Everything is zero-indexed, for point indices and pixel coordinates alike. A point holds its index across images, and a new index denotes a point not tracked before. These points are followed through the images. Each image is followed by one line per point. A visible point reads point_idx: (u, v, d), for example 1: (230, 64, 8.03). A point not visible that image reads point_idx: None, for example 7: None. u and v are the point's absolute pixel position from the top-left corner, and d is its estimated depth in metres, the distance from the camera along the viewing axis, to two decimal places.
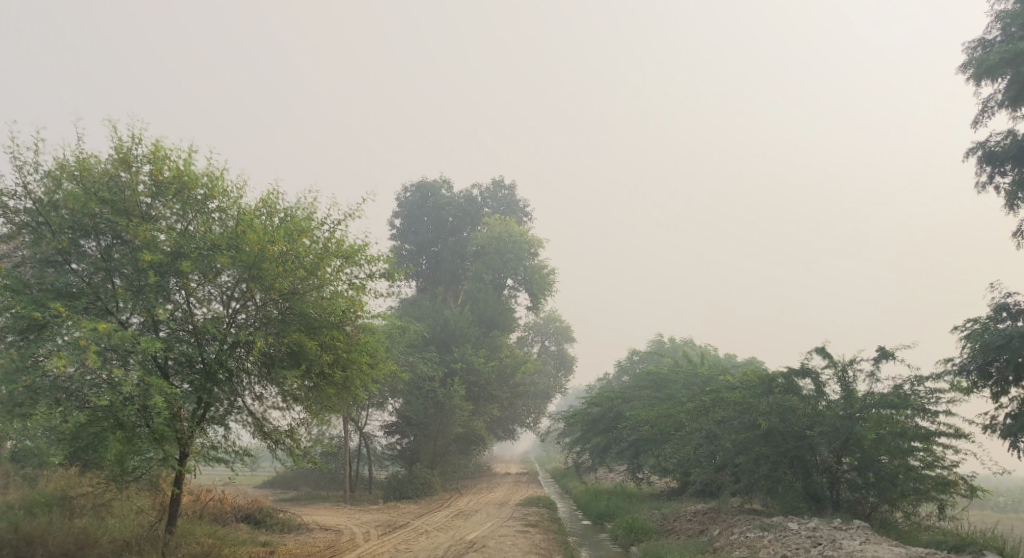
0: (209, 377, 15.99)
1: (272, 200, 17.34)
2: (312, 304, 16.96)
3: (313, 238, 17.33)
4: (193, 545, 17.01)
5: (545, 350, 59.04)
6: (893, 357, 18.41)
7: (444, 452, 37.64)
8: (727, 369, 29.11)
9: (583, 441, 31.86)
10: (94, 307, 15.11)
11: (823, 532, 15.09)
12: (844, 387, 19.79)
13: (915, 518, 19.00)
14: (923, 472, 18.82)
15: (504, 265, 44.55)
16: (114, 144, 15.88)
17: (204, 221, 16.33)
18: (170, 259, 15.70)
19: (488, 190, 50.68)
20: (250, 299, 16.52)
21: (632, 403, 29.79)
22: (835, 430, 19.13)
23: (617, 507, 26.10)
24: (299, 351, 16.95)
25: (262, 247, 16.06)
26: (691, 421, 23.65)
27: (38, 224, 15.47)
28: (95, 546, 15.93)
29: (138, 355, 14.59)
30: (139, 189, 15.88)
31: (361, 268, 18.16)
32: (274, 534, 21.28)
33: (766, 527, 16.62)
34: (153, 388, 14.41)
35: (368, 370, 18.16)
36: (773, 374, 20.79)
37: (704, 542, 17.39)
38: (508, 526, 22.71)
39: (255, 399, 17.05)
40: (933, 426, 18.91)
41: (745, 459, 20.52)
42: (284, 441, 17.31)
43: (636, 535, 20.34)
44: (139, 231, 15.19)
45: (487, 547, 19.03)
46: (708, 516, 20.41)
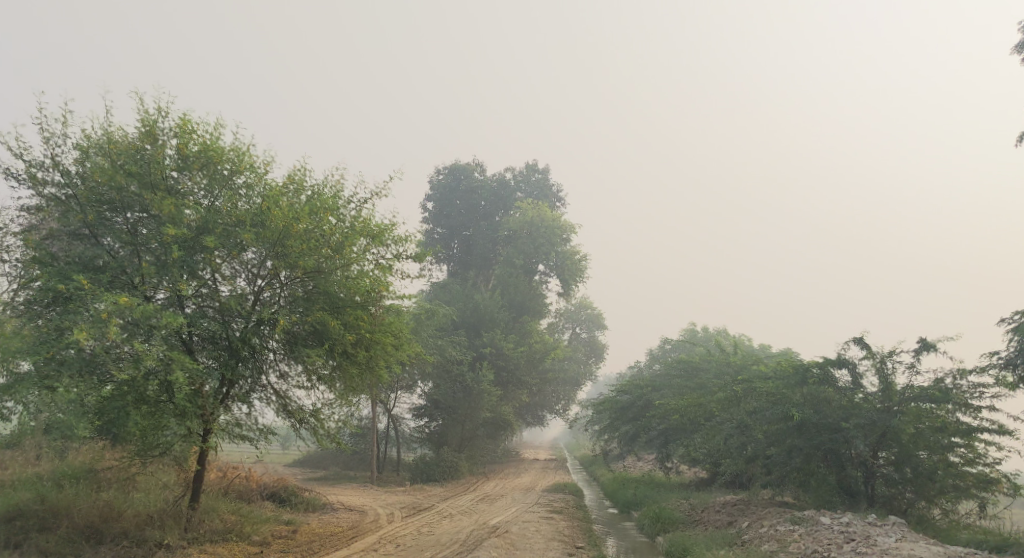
0: (234, 354, 15.96)
1: (300, 177, 17.18)
2: (338, 283, 16.76)
3: (340, 217, 17.14)
4: (215, 521, 17.01)
5: (576, 337, 58.64)
6: (936, 349, 17.68)
7: (472, 436, 37.51)
8: (760, 359, 28.48)
9: (611, 428, 31.48)
10: (119, 281, 15.08)
11: (857, 528, 14.52)
12: (882, 379, 19.12)
13: (954, 515, 18.35)
14: (963, 469, 18.14)
15: (535, 250, 44.15)
16: (141, 117, 15.82)
17: (230, 197, 16.22)
18: (195, 235, 15.56)
19: (522, 174, 50.27)
20: (276, 277, 16.41)
21: (662, 391, 29.30)
22: (872, 423, 18.53)
23: (645, 495, 25.69)
24: (323, 330, 16.81)
25: (286, 225, 15.87)
26: (722, 410, 23.12)
27: (66, 197, 15.51)
28: (119, 520, 15.82)
29: (161, 330, 14.47)
30: (164, 162, 15.81)
31: (388, 248, 17.98)
32: (298, 512, 21.28)
33: (797, 521, 16.10)
34: (175, 363, 14.29)
35: (393, 350, 17.99)
36: (808, 364, 20.19)
37: (732, 534, 16.92)
38: (533, 512, 22.43)
39: (279, 377, 16.98)
40: (975, 422, 18.19)
41: (777, 451, 19.97)
42: (307, 421, 17.20)
43: (662, 524, 19.92)
44: (164, 205, 15.12)
45: (510, 532, 18.76)
46: (738, 508, 19.93)
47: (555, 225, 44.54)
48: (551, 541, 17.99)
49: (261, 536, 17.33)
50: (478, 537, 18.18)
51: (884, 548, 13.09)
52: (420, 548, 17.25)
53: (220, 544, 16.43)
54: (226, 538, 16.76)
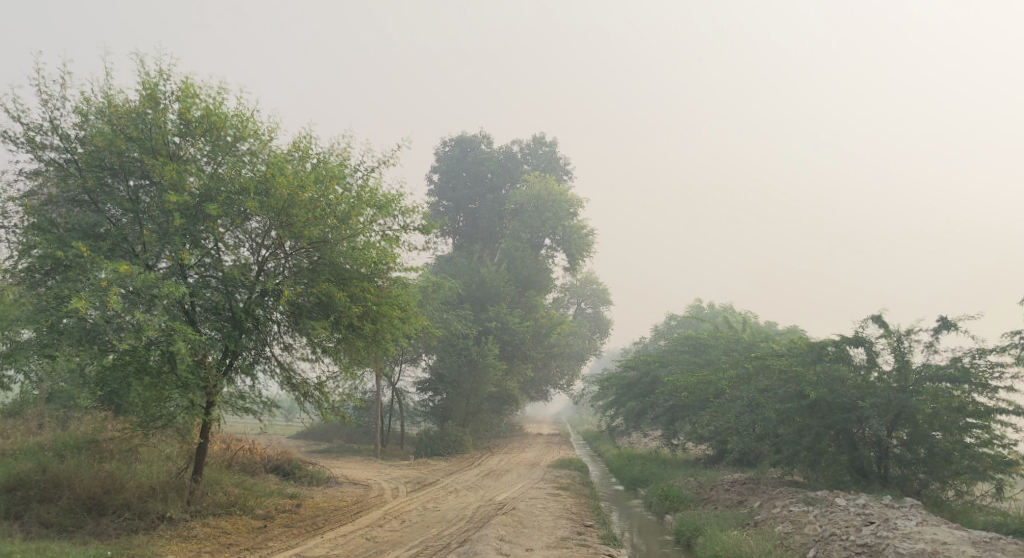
0: (237, 326, 15.51)
1: (305, 144, 16.73)
2: (343, 254, 16.30)
3: (346, 186, 16.69)
4: (218, 493, 16.75)
5: (581, 312, 58.26)
6: (956, 328, 17.24)
7: (476, 410, 37.30)
8: (770, 337, 28.09)
9: (618, 405, 31.18)
10: (120, 249, 14.70)
11: (875, 510, 14.18)
12: (898, 358, 18.69)
13: (969, 497, 18.01)
14: (979, 450, 17.75)
15: (542, 224, 43.69)
16: (141, 79, 15.32)
17: (234, 164, 15.76)
18: (197, 203, 15.13)
19: (529, 147, 49.63)
20: (280, 247, 16.04)
21: (670, 368, 28.96)
22: (887, 402, 18.15)
23: (651, 472, 25.43)
24: (328, 302, 16.43)
25: (291, 193, 15.42)
26: (732, 388, 22.75)
27: (65, 162, 15.10)
28: (121, 492, 15.48)
29: (163, 300, 14.08)
30: (166, 127, 15.33)
31: (396, 219, 17.58)
32: (302, 486, 21.07)
33: (811, 502, 15.80)
34: (176, 334, 13.91)
35: (399, 324, 17.60)
36: (824, 342, 19.80)
37: (744, 514, 16.63)
38: (539, 489, 22.20)
39: (283, 349, 16.65)
40: (992, 402, 17.79)
41: (788, 430, 19.62)
42: (312, 395, 16.87)
43: (671, 502, 19.68)
44: (167, 171, 14.73)
45: (517, 508, 18.48)
46: (748, 486, 19.64)
47: (562, 199, 44.04)
48: (559, 519, 17.71)
49: (265, 509, 17.09)
50: (484, 514, 17.90)
51: (905, 532, 12.74)
52: (426, 524, 16.96)
53: (223, 518, 16.20)
54: (230, 511, 16.51)
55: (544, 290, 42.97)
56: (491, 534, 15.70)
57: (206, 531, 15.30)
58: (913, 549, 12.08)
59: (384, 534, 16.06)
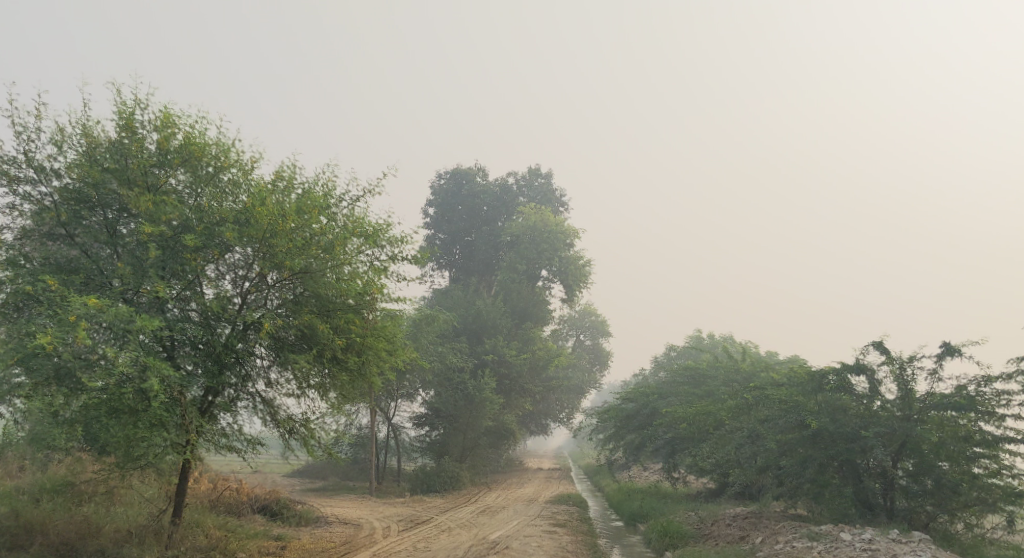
0: (217, 361, 15.06)
1: (289, 173, 16.37)
2: (328, 284, 15.93)
3: (331, 216, 16.30)
4: (198, 537, 16.04)
5: (580, 345, 57.72)
6: (960, 354, 16.73)
7: (473, 445, 36.56)
8: (771, 367, 27.50)
9: (617, 438, 30.50)
10: (93, 282, 14.25)
11: (881, 545, 13.52)
12: (902, 386, 18.13)
13: (979, 530, 17.31)
14: (988, 481, 17.07)
15: (539, 255, 43.31)
16: (118, 108, 14.98)
17: (213, 194, 15.39)
18: (175, 235, 14.72)
19: (524, 179, 49.50)
20: (262, 278, 15.62)
21: (669, 400, 28.38)
22: (892, 431, 17.59)
23: (651, 507, 24.72)
24: (311, 334, 15.97)
25: (271, 223, 15.01)
26: (732, 419, 22.15)
27: (41, 195, 14.72)
28: (96, 536, 14.87)
29: (135, 334, 13.54)
30: (144, 157, 14.97)
31: (383, 250, 17.20)
32: (289, 527, 20.37)
33: (815, 538, 15.13)
34: (150, 370, 13.37)
35: (386, 356, 17.07)
36: (824, 370, 19.17)
37: (746, 551, 15.95)
38: (535, 526, 21.50)
39: (267, 385, 16.13)
40: (999, 431, 17.22)
41: (790, 461, 19.01)
42: (297, 431, 16.30)
43: (670, 539, 18.99)
44: (142, 202, 14.32)
45: (510, 548, 17.74)
46: (750, 521, 18.97)
47: (558, 230, 43.70)
48: None
49: (247, 553, 16.31)
50: (476, 554, 17.17)
51: None
52: None
53: None
54: (209, 555, 15.73)
55: (541, 322, 42.47)
56: None
57: None
58: None
59: None
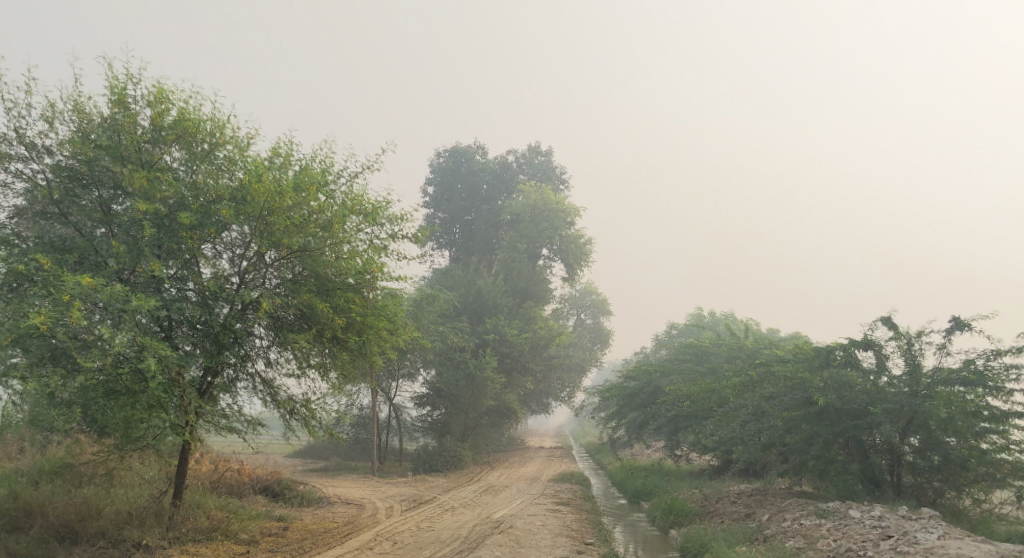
0: (215, 341, 14.82)
1: (286, 150, 16.05)
2: (327, 263, 15.65)
3: (329, 194, 16.01)
4: (200, 519, 15.85)
5: (581, 324, 57.56)
6: (970, 328, 16.48)
7: (475, 424, 36.48)
8: (774, 343, 27.29)
9: (619, 416, 30.35)
10: (88, 261, 13.99)
11: (891, 522, 13.32)
12: (909, 361, 17.88)
13: (987, 505, 17.18)
14: (997, 457, 16.89)
15: (539, 234, 43.00)
16: (110, 83, 14.62)
17: (208, 171, 15.08)
18: (170, 213, 14.41)
19: (524, 156, 49.03)
20: (260, 257, 15.34)
21: (672, 377, 28.23)
22: (900, 408, 17.39)
23: (655, 485, 24.62)
24: (310, 313, 15.70)
25: (268, 200, 14.75)
26: (736, 396, 21.97)
27: (33, 172, 14.39)
28: (97, 518, 14.62)
29: (131, 314, 13.27)
30: (137, 133, 14.63)
31: (383, 228, 16.92)
32: (291, 507, 20.23)
33: (823, 515, 14.96)
34: (147, 350, 13.11)
35: (387, 335, 16.80)
36: (831, 346, 18.89)
37: (753, 529, 15.78)
38: (539, 504, 21.40)
39: (266, 365, 15.91)
40: (1008, 406, 16.99)
41: (795, 438, 18.86)
42: (298, 411, 16.12)
43: (675, 517, 18.86)
44: (136, 179, 14.02)
45: (514, 526, 17.60)
46: (755, 498, 18.84)
47: (559, 208, 43.33)
48: (559, 537, 16.79)
49: (249, 534, 16.12)
50: (481, 533, 17.01)
51: (928, 546, 11.78)
52: (420, 545, 15.96)
53: (204, 544, 15.25)
54: (211, 537, 15.58)
55: (542, 301, 42.24)
56: None
57: None
58: None
59: None
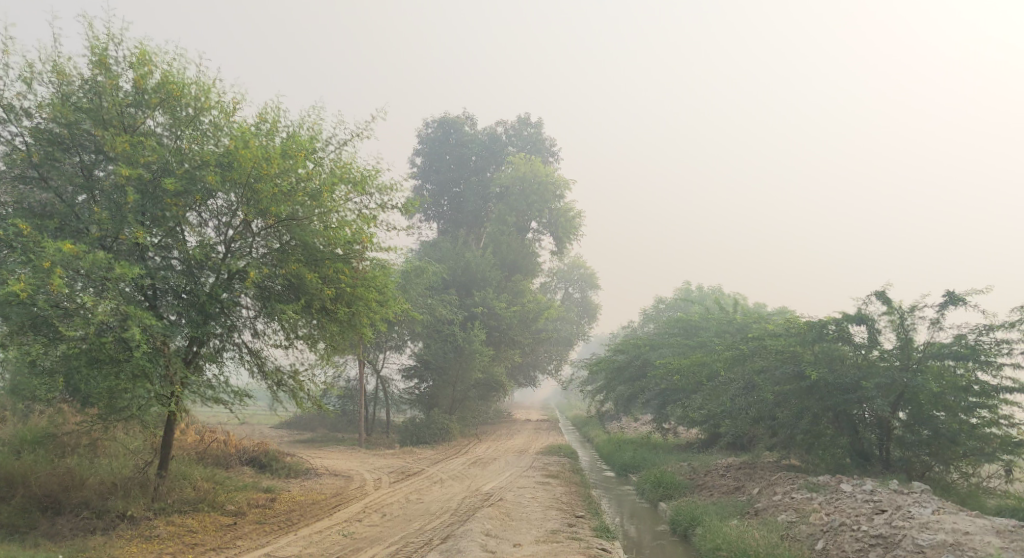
0: (202, 311, 14.50)
1: (273, 116, 15.64)
2: (316, 232, 15.32)
3: (317, 161, 15.64)
4: (186, 489, 15.62)
5: (569, 298, 57.49)
6: (964, 303, 16.41)
7: (463, 397, 36.36)
8: (764, 318, 27.23)
9: (607, 389, 30.30)
10: (69, 228, 13.63)
11: (883, 496, 13.27)
12: (901, 336, 17.80)
13: (975, 479, 17.24)
14: (986, 431, 16.89)
15: (528, 206, 42.64)
16: (90, 43, 14.13)
17: (193, 136, 14.65)
18: (152, 178, 14.00)
19: (513, 128, 48.51)
20: (247, 225, 15.00)
21: (661, 351, 28.17)
22: (891, 382, 17.34)
23: (643, 458, 24.65)
24: (299, 284, 15.40)
25: (255, 166, 14.33)
26: (726, 370, 21.90)
27: (11, 134, 13.94)
28: (81, 488, 14.34)
29: (113, 282, 12.94)
30: (119, 96, 14.18)
31: (372, 197, 16.58)
32: (278, 479, 20.06)
33: (814, 489, 14.94)
34: (130, 319, 12.79)
35: (376, 307, 16.50)
36: (823, 320, 18.76)
37: (743, 502, 15.75)
38: (528, 477, 21.33)
39: (253, 335, 15.63)
40: (997, 381, 16.95)
41: (785, 412, 18.83)
42: (286, 383, 15.89)
43: (664, 489, 18.85)
44: (118, 143, 13.59)
45: (504, 499, 17.49)
46: (744, 471, 18.83)
47: (548, 181, 42.94)
48: (549, 509, 16.68)
49: (236, 505, 15.92)
50: (470, 506, 16.89)
51: (922, 521, 11.72)
52: (408, 518, 15.77)
53: (189, 515, 15.03)
54: (197, 508, 15.36)
55: (530, 274, 42.06)
56: (476, 530, 14.01)
57: (170, 530, 13.87)
58: (933, 541, 11.08)
59: (361, 530, 14.64)
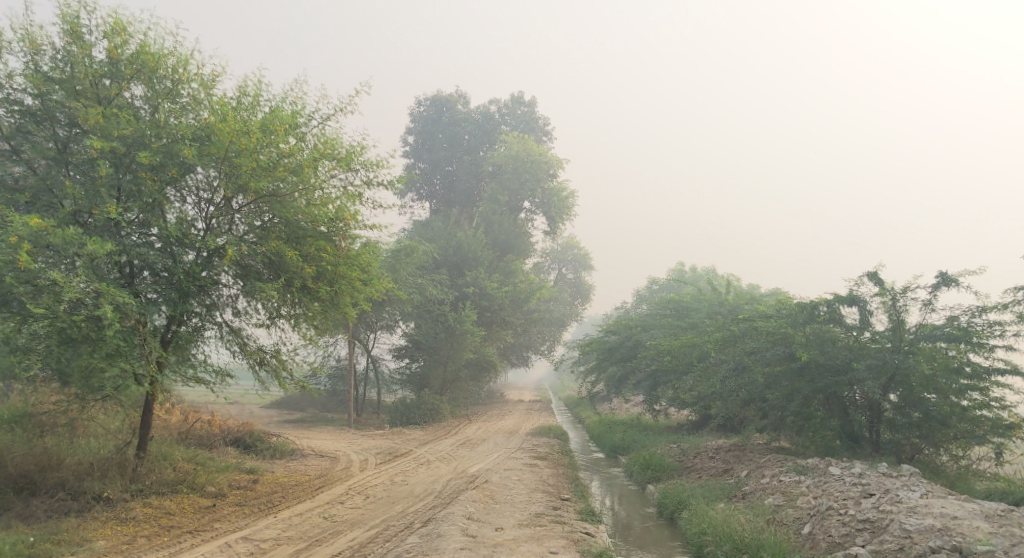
0: (180, 290, 14.15)
1: (255, 89, 15.22)
2: (297, 209, 14.95)
3: (300, 137, 15.24)
4: (165, 470, 15.34)
5: (562, 279, 57.22)
6: (957, 284, 16.16)
7: (454, 378, 36.12)
8: (757, 299, 26.96)
9: (598, 370, 30.08)
10: (41, 201, 13.27)
11: (872, 480, 13.06)
12: (894, 317, 17.55)
13: (965, 461, 17.09)
14: (976, 414, 16.70)
15: (521, 186, 42.19)
16: (61, 11, 13.65)
17: (170, 109, 14.24)
18: (127, 151, 13.59)
19: (507, 106, 47.96)
20: (228, 202, 14.64)
21: (652, 332, 27.94)
22: (882, 364, 17.12)
23: (633, 440, 24.48)
24: (279, 262, 15.06)
25: (234, 141, 13.94)
26: (717, 351, 21.67)
27: None
28: (58, 469, 14.02)
29: (86, 259, 12.60)
30: (92, 66, 13.73)
31: (356, 174, 16.20)
32: (263, 460, 19.83)
33: (802, 472, 14.75)
34: (103, 297, 12.48)
35: (361, 286, 16.15)
36: (815, 301, 18.50)
37: (731, 485, 15.56)
38: (516, 458, 21.15)
39: (235, 314, 15.31)
40: (989, 362, 16.72)
41: (775, 394, 18.63)
42: (268, 363, 15.57)
43: (652, 471, 18.68)
44: (91, 115, 13.17)
45: (490, 481, 17.28)
46: (733, 454, 18.66)
47: (542, 160, 42.47)
48: (535, 492, 16.47)
49: (216, 487, 15.66)
50: (455, 488, 16.67)
51: (911, 505, 11.52)
52: (391, 500, 15.53)
53: (168, 497, 14.78)
54: (176, 490, 15.10)
55: (523, 255, 41.76)
56: (459, 513, 13.78)
57: (146, 512, 13.62)
58: (921, 526, 10.89)
59: (343, 513, 14.40)
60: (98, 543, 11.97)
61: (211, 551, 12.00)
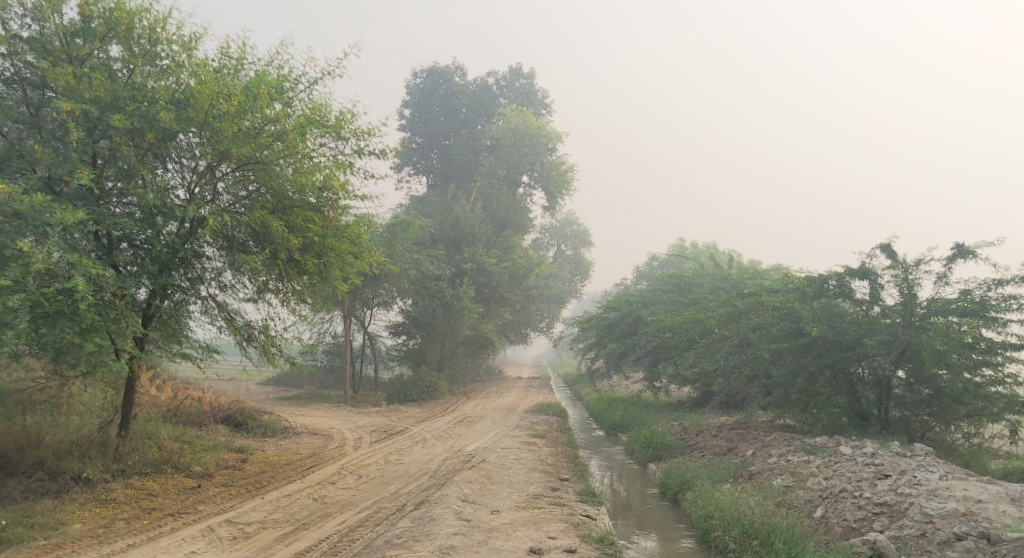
0: (160, 262, 13.52)
1: (238, 52, 14.45)
2: (283, 177, 14.24)
3: (287, 102, 14.49)
4: (148, 450, 14.77)
5: (562, 255, 56.52)
6: (974, 255, 15.50)
7: (452, 354, 35.51)
8: (760, 275, 26.31)
9: (598, 347, 29.49)
10: (7, 168, 12.61)
11: (885, 460, 12.49)
12: (906, 291, 16.86)
13: (977, 439, 16.55)
14: (991, 390, 16.10)
15: (519, 160, 41.38)
16: None
17: (148, 71, 13.53)
18: (99, 114, 12.89)
19: (505, 78, 46.96)
20: (212, 172, 13.99)
21: (653, 307, 27.31)
22: (893, 339, 16.42)
23: (633, 418, 23.96)
24: (264, 233, 14.31)
25: (213, 104, 13.24)
26: (721, 327, 21.04)
27: None
28: (37, 448, 13.44)
29: (57, 229, 12.00)
30: (63, 24, 13.01)
31: (347, 143, 15.47)
32: (254, 438, 19.26)
33: (811, 451, 14.18)
34: (76, 269, 11.89)
35: (351, 260, 15.40)
36: (825, 274, 17.82)
37: (736, 465, 15.01)
38: (514, 436, 20.62)
39: (219, 287, 14.65)
40: (1002, 337, 16.07)
41: (780, 370, 18.04)
42: (256, 338, 14.86)
43: (654, 450, 18.14)
44: (60, 75, 12.48)
45: (486, 461, 16.76)
46: (737, 432, 18.11)
47: (541, 134, 41.57)
48: (532, 472, 15.92)
49: (203, 466, 15.08)
50: (451, 468, 16.11)
51: (930, 488, 10.94)
52: (384, 481, 14.97)
53: (151, 477, 14.21)
54: (161, 470, 14.52)
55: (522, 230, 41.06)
56: (453, 494, 13.21)
57: (128, 494, 13.06)
58: (943, 511, 10.32)
59: (334, 494, 13.86)
60: (74, 527, 11.41)
61: (192, 535, 11.45)
